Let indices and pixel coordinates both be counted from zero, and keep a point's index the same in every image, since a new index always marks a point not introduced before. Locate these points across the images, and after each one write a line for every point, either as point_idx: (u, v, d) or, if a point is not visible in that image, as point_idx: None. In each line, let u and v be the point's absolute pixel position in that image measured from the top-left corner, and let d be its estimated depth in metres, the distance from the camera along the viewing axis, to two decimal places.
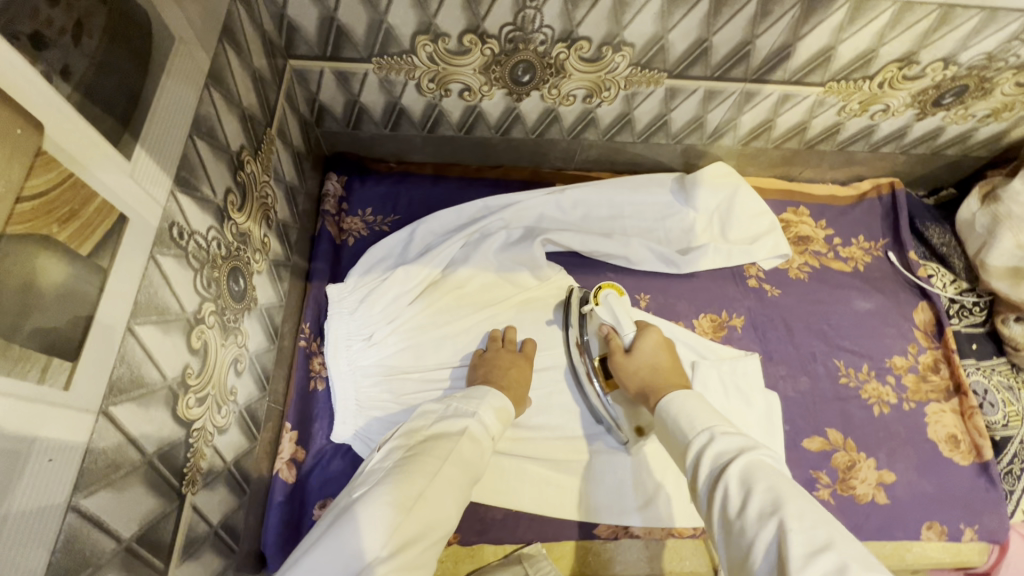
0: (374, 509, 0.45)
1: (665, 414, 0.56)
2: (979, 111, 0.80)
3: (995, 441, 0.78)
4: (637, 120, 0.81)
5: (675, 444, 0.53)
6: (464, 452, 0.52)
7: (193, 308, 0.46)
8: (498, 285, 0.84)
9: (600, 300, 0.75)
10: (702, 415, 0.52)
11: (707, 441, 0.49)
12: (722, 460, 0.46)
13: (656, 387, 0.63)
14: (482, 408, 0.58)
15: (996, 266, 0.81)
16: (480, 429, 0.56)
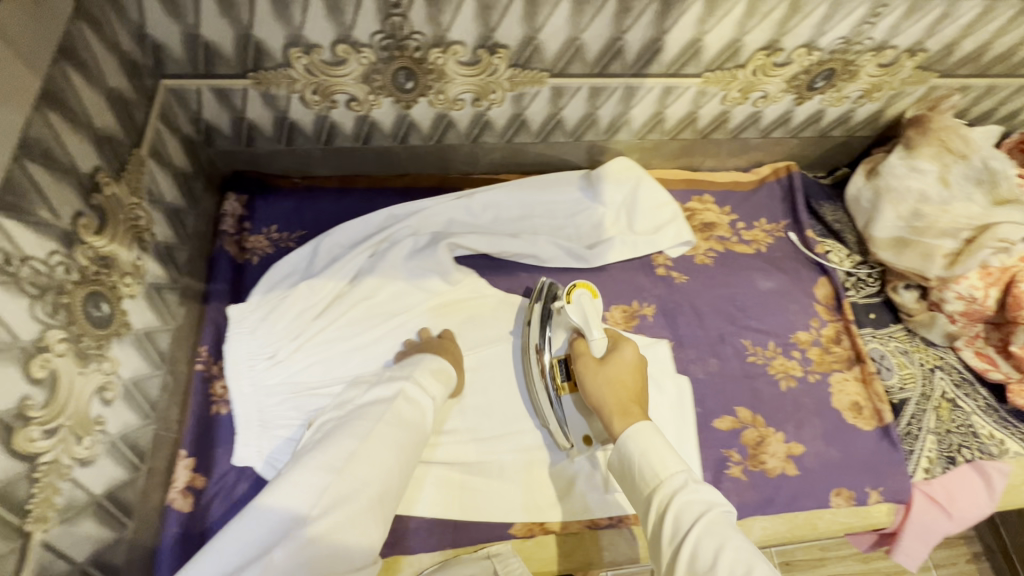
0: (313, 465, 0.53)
1: (625, 444, 0.58)
2: (852, 92, 0.85)
3: (894, 405, 0.82)
4: (531, 121, 0.82)
5: (634, 481, 0.57)
6: (400, 413, 0.61)
7: (30, 336, 0.44)
8: (409, 293, 0.84)
9: (571, 299, 0.74)
10: (669, 455, 0.56)
11: (677, 487, 0.53)
12: (691, 511, 0.51)
13: (612, 416, 0.62)
14: (424, 377, 0.67)
15: (882, 237, 0.85)
16: (414, 390, 0.65)
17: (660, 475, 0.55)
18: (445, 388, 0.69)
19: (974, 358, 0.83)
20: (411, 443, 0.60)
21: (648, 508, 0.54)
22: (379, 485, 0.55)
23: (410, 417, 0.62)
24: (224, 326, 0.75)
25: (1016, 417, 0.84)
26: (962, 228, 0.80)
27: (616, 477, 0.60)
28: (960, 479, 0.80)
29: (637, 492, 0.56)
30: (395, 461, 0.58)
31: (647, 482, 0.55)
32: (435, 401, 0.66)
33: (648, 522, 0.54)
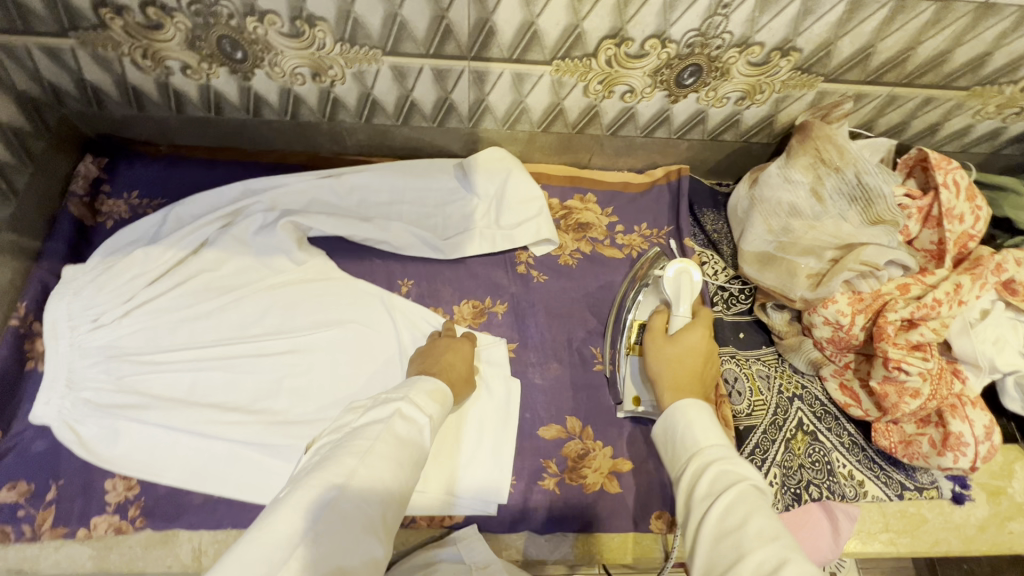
0: (352, 485, 0.46)
1: (674, 412, 0.58)
2: (730, 93, 0.79)
3: (739, 432, 0.76)
4: (383, 101, 0.80)
5: (673, 442, 0.56)
6: (395, 435, 0.52)
7: None
8: (252, 269, 0.83)
9: (670, 270, 0.71)
10: (705, 427, 0.55)
11: (718, 456, 0.52)
12: (726, 478, 0.50)
13: (663, 390, 0.62)
14: (429, 400, 0.58)
15: (748, 251, 0.79)
16: (412, 409, 0.55)
17: (701, 443, 0.54)
18: (445, 410, 0.60)
19: (837, 391, 0.77)
20: (413, 469, 0.52)
21: (680, 476, 0.53)
22: (382, 513, 0.47)
23: (412, 442, 0.53)
24: (52, 285, 0.76)
25: (883, 458, 0.77)
26: (827, 247, 0.74)
27: (658, 443, 0.59)
28: (802, 519, 0.74)
29: (674, 459, 0.55)
30: (395, 487, 0.49)
31: (686, 449, 0.54)
32: (432, 422, 0.57)
33: (681, 488, 0.52)
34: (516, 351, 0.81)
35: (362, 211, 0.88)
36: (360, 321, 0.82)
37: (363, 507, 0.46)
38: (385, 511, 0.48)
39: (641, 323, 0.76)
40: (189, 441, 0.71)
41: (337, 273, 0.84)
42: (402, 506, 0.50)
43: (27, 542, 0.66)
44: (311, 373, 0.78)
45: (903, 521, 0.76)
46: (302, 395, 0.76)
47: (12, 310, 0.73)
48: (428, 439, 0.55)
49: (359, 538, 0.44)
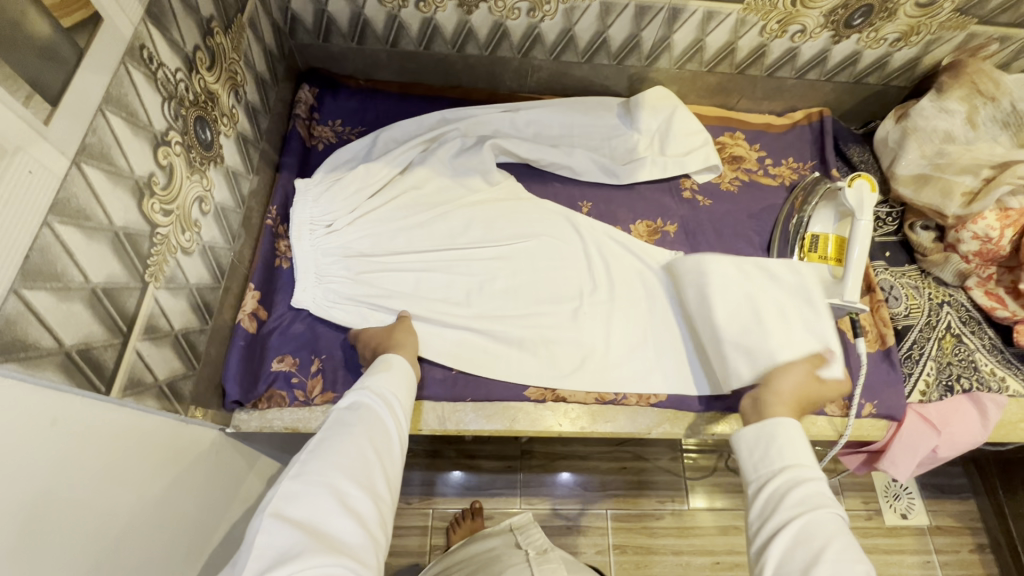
0: (302, 474, 0.54)
1: (774, 428, 0.65)
2: (889, 34, 0.88)
3: (897, 330, 0.86)
4: (579, 38, 0.89)
5: (765, 451, 0.64)
6: (348, 422, 0.60)
7: (160, 127, 0.54)
8: (452, 188, 0.92)
9: (853, 184, 0.80)
10: (801, 451, 0.62)
11: (810, 476, 0.60)
12: (813, 498, 0.58)
13: (771, 406, 0.68)
14: (378, 379, 0.66)
15: (903, 174, 0.89)
16: (365, 399, 0.63)
17: (799, 462, 0.62)
18: (401, 377, 0.68)
19: (983, 297, 0.87)
20: (373, 435, 0.60)
21: (764, 482, 0.62)
22: (351, 479, 0.55)
23: (368, 418, 0.61)
24: (291, 194, 0.86)
25: (1018, 360, 0.87)
26: (983, 166, 0.83)
27: (741, 447, 0.66)
28: (955, 405, 0.84)
29: (760, 464, 0.64)
30: (355, 461, 0.56)
31: (777, 462, 0.63)
32: (388, 402, 0.64)
33: (763, 492, 0.61)
34: None
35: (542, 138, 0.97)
36: (552, 235, 0.91)
37: (329, 481, 0.53)
38: (353, 476, 0.55)
39: (813, 234, 0.86)
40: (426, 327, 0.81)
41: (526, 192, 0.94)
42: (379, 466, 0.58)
43: (298, 406, 0.75)
44: (517, 276, 0.87)
45: None
46: (510, 292, 0.86)
47: (266, 211, 0.83)
48: (380, 408, 0.63)
49: (328, 505, 0.52)
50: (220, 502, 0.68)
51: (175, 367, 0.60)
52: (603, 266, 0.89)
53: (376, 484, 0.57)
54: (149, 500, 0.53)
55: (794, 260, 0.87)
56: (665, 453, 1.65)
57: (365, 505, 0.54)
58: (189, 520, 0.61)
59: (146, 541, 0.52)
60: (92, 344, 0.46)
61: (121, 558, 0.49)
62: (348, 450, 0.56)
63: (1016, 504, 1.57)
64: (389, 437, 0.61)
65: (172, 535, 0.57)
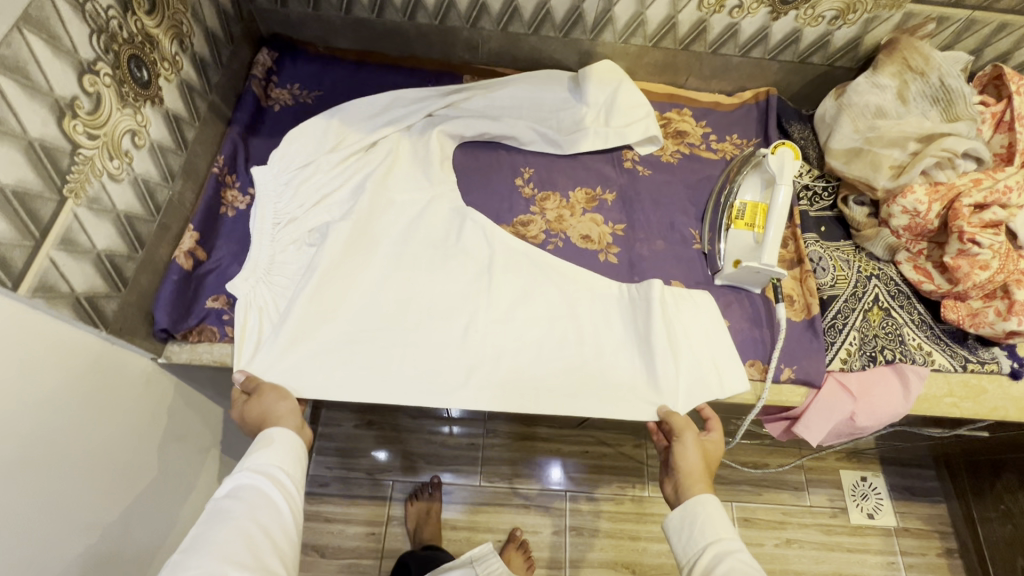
0: (180, 571, 0.55)
1: (696, 505, 0.67)
2: (826, 11, 0.90)
3: (823, 300, 0.87)
4: (523, 8, 0.93)
5: (690, 529, 0.66)
6: (227, 509, 0.60)
7: (87, 57, 0.59)
8: (406, 172, 0.91)
9: (775, 151, 0.82)
10: (718, 523, 0.65)
11: (732, 548, 0.63)
12: (742, 571, 0.60)
13: (685, 483, 0.70)
14: (259, 455, 0.65)
15: (837, 148, 0.90)
16: (247, 479, 0.63)
17: (721, 535, 0.64)
18: (286, 445, 0.67)
19: (911, 271, 0.87)
20: (256, 517, 0.60)
21: (694, 562, 0.64)
22: (233, 563, 0.56)
23: (250, 501, 0.61)
24: (241, 148, 0.90)
25: (948, 336, 0.88)
26: (910, 140, 0.84)
27: (671, 529, 0.68)
28: (876, 377, 0.84)
29: (689, 543, 0.66)
30: (230, 551, 0.57)
31: (705, 537, 0.65)
32: (275, 475, 0.65)
33: (695, 569, 0.63)
34: (624, 230, 0.93)
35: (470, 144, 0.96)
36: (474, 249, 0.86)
37: (207, 572, 0.55)
38: (235, 560, 0.56)
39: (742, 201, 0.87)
40: (339, 328, 0.78)
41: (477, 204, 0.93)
42: (266, 546, 0.59)
43: (228, 342, 0.78)
44: (466, 275, 0.84)
45: (967, 389, 0.85)
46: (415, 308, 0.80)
47: (213, 160, 0.87)
48: (264, 484, 0.63)
49: None
50: (131, 495, 0.71)
51: (95, 285, 0.64)
52: (523, 271, 0.85)
53: (264, 565, 0.58)
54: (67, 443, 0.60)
55: (724, 228, 0.88)
56: (629, 440, 1.53)
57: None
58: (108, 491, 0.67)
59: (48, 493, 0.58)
60: None
61: (10, 446, 0.53)
62: (227, 539, 0.58)
63: (982, 508, 1.48)
64: (276, 514, 0.62)
65: (75, 442, 0.62)
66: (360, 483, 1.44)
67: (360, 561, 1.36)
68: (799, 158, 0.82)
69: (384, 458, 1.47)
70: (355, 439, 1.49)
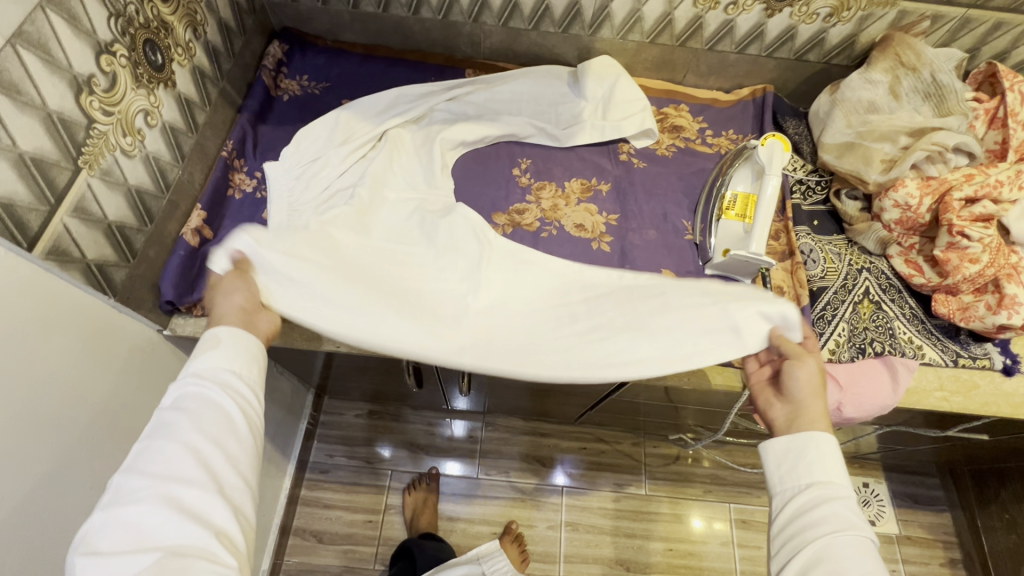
0: (124, 494, 0.50)
1: (812, 441, 0.62)
2: (820, 9, 0.92)
3: (813, 291, 0.87)
4: (523, 4, 0.96)
5: (795, 461, 0.62)
6: (173, 424, 0.54)
7: (104, 38, 0.63)
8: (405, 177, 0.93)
9: (765, 143, 0.83)
10: (833, 464, 0.60)
11: (841, 496, 0.59)
12: (841, 518, 0.57)
13: (801, 419, 0.64)
14: (210, 358, 0.58)
15: (829, 142, 0.91)
16: (198, 386, 0.57)
17: (831, 477, 0.60)
18: (238, 347, 0.60)
19: (902, 265, 0.87)
20: (208, 432, 0.54)
21: (793, 495, 0.61)
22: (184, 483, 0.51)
23: (198, 411, 0.55)
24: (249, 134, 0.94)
25: (940, 330, 0.87)
26: (901, 134, 0.85)
27: (771, 452, 0.65)
28: (865, 368, 0.84)
29: (791, 475, 0.62)
30: (182, 465, 0.52)
31: (812, 475, 0.60)
32: (229, 380, 0.58)
33: (792, 503, 0.60)
34: (617, 221, 0.95)
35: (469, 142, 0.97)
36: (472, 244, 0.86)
37: (158, 489, 0.51)
38: (189, 481, 0.52)
39: (733, 193, 0.89)
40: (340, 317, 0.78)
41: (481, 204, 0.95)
42: (219, 455, 0.54)
43: None
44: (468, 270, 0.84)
45: (957, 384, 0.85)
46: None
47: (222, 144, 0.91)
48: (214, 390, 0.57)
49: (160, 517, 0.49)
50: None
51: (105, 254, 0.68)
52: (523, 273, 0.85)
53: (217, 474, 0.53)
54: (69, 406, 0.64)
55: (715, 218, 0.89)
56: (626, 438, 1.54)
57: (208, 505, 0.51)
58: (104, 460, 0.70)
59: (49, 453, 0.61)
60: (15, 202, 0.54)
61: (21, 403, 0.57)
62: (175, 455, 0.52)
63: (987, 516, 1.44)
64: (229, 423, 0.56)
65: (75, 409, 0.65)
66: (361, 471, 1.45)
67: (358, 548, 1.36)
68: (789, 149, 0.83)
69: (387, 454, 1.47)
70: (359, 428, 1.50)
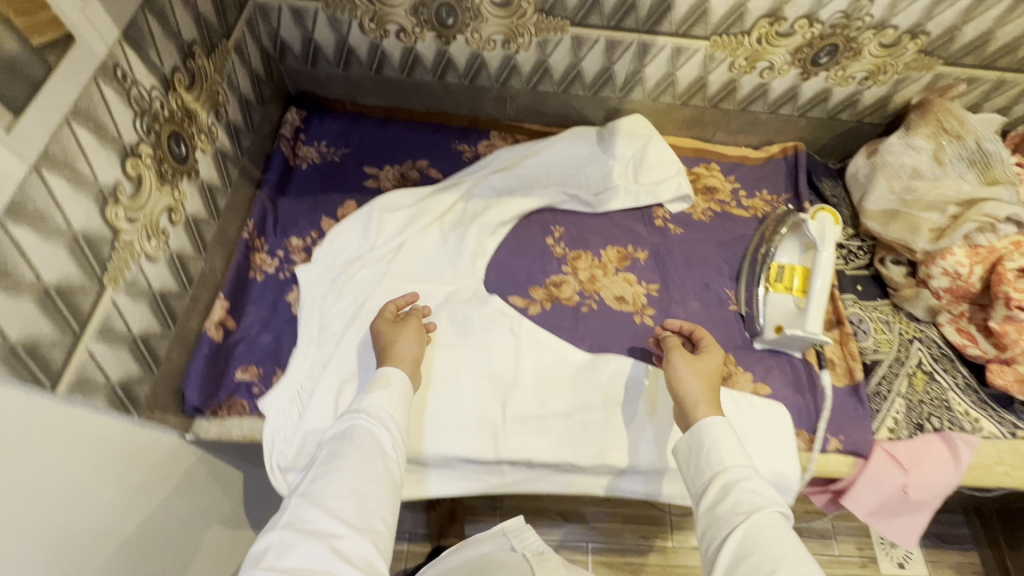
0: (301, 510, 0.56)
1: (700, 430, 0.64)
2: (857, 73, 0.90)
3: (866, 365, 0.85)
4: (553, 69, 0.93)
5: (698, 459, 0.63)
6: (344, 451, 0.60)
7: (130, 140, 0.58)
8: (436, 256, 0.89)
9: (816, 217, 0.81)
10: (730, 448, 0.62)
11: (743, 477, 0.59)
12: (749, 503, 0.57)
13: (697, 404, 0.68)
14: (375, 398, 0.65)
15: (872, 209, 0.90)
16: (367, 420, 0.63)
17: (726, 463, 0.61)
18: (399, 394, 0.67)
19: (954, 334, 0.85)
20: (365, 471, 0.59)
21: (702, 492, 0.61)
22: (338, 518, 0.55)
23: (359, 449, 0.60)
24: (269, 211, 0.90)
25: (994, 400, 0.84)
26: (949, 203, 0.84)
27: (679, 460, 0.66)
28: (926, 445, 0.81)
29: (697, 474, 0.63)
30: (357, 490, 0.57)
31: (711, 467, 0.62)
32: (393, 416, 0.65)
33: (704, 501, 0.60)
34: (658, 291, 0.91)
35: (500, 212, 0.93)
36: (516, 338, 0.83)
37: (325, 512, 0.55)
38: (341, 519, 0.55)
39: (779, 265, 0.87)
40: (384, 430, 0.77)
41: (517, 283, 0.90)
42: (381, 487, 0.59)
43: (259, 417, 0.75)
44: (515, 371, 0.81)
45: (1017, 456, 0.80)
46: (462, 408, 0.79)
47: (243, 226, 0.86)
48: (377, 431, 0.63)
49: (321, 552, 0.52)
50: None
51: (130, 370, 0.62)
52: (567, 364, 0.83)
53: (377, 506, 0.58)
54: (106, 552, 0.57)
55: (761, 289, 0.87)
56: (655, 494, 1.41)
57: (358, 549, 0.54)
58: None
59: None
60: (40, 341, 0.49)
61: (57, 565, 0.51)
62: (337, 485, 0.57)
63: None
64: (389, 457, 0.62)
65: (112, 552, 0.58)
66: None
67: None
68: (841, 223, 0.80)
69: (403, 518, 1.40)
70: None
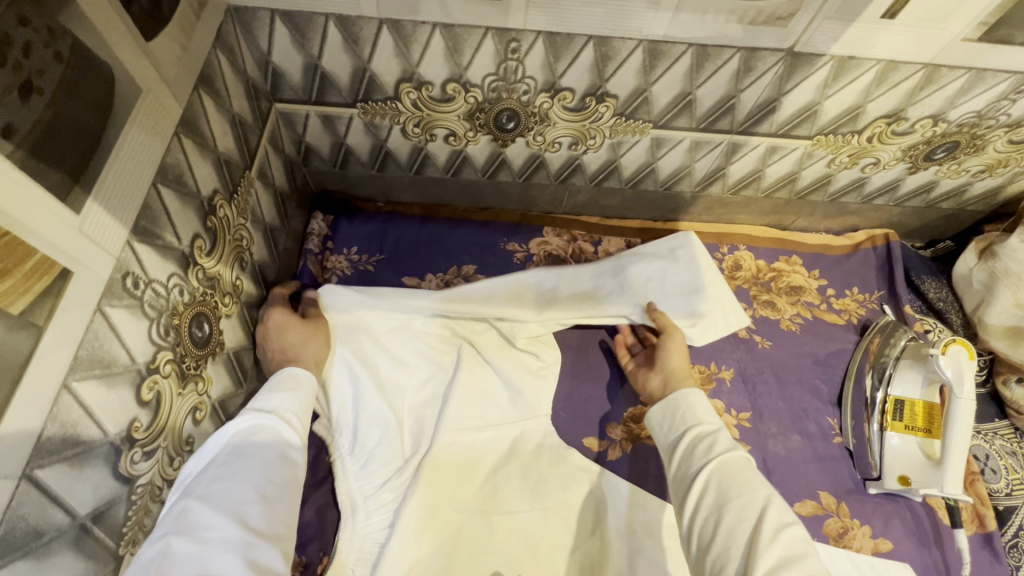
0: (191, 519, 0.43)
1: (678, 396, 0.62)
2: (972, 166, 0.79)
3: (998, 511, 0.75)
4: (624, 167, 0.80)
5: (671, 420, 0.61)
6: (249, 453, 0.50)
7: (146, 358, 0.44)
8: (497, 393, 0.77)
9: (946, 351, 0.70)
10: (705, 407, 0.60)
11: (713, 430, 0.57)
12: (717, 449, 0.54)
13: (684, 378, 0.67)
14: (282, 397, 0.56)
15: (994, 324, 0.80)
16: (278, 416, 0.54)
17: (699, 419, 0.58)
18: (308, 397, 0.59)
19: None
20: (274, 473, 0.50)
21: (674, 447, 0.58)
22: (241, 524, 0.44)
23: (268, 449, 0.51)
24: None
25: None
26: None
27: (654, 423, 0.63)
28: None
29: (670, 431, 0.60)
30: (265, 496, 0.47)
31: (684, 425, 0.59)
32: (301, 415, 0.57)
33: (674, 456, 0.58)
34: (751, 421, 0.79)
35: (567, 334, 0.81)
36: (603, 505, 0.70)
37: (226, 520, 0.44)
38: (248, 526, 0.44)
39: (896, 398, 0.77)
40: None
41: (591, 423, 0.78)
42: (287, 501, 0.49)
43: None
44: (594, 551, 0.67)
45: None
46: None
47: (271, 372, 0.72)
48: (290, 429, 0.54)
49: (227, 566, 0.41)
50: None
51: None
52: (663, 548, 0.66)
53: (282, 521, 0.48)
54: None
55: (878, 428, 0.77)
56: None
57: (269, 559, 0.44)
58: None
59: None
60: None
61: None
62: (240, 488, 0.46)
63: None
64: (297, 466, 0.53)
65: None
66: None
67: None
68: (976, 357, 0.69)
69: None
70: None
